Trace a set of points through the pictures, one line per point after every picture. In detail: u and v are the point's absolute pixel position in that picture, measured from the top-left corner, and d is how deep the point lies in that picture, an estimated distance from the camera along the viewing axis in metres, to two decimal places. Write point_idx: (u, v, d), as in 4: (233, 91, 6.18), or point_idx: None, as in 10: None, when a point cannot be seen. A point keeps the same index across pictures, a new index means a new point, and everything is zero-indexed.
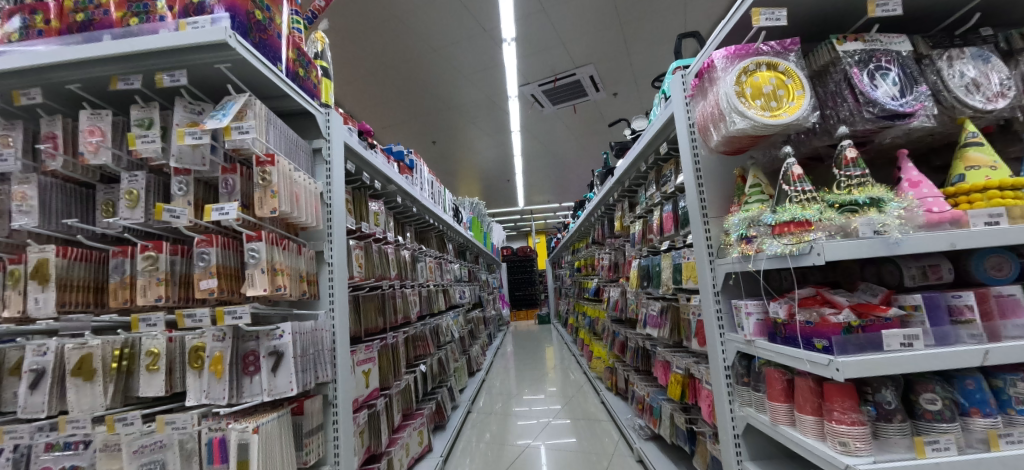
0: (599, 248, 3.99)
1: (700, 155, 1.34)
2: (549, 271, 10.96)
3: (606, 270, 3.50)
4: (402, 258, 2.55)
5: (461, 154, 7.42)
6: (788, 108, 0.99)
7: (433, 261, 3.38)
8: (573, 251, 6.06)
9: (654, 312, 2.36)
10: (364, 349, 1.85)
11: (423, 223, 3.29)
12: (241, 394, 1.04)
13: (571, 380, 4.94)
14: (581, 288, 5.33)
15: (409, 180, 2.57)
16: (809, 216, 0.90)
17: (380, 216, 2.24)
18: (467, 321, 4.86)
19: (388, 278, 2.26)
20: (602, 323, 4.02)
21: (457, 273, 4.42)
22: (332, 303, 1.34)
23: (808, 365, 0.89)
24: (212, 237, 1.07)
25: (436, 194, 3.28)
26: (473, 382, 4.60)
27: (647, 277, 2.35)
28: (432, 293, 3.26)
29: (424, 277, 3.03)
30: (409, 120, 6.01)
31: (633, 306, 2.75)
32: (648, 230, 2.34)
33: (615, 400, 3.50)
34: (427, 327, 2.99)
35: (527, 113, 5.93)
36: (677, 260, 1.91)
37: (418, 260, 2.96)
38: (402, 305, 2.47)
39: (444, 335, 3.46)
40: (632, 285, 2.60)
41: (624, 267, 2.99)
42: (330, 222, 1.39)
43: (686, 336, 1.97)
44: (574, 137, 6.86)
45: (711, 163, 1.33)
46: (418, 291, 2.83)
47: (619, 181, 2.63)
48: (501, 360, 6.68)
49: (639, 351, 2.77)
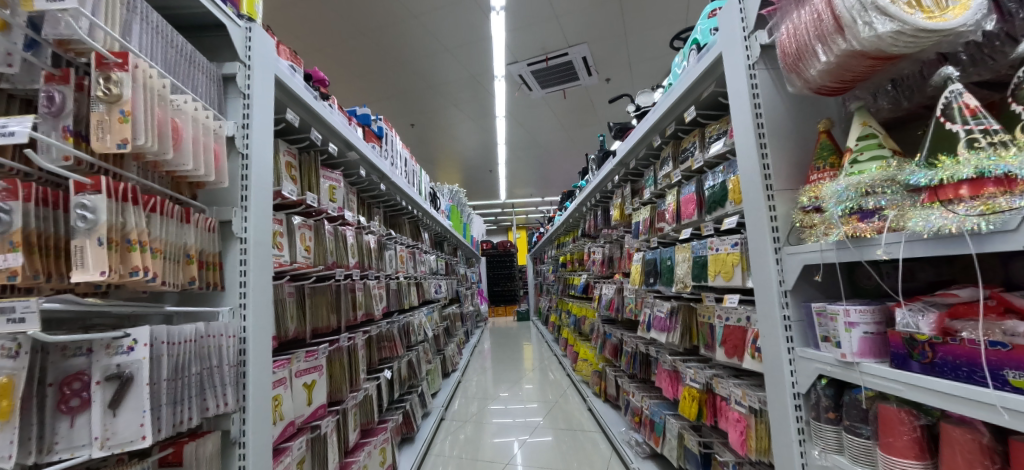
0: (590, 241, 3.65)
1: (765, 105, 0.98)
2: (530, 266, 10.62)
3: (598, 265, 3.15)
4: (364, 243, 2.13)
5: (441, 140, 6.96)
6: (949, 8, 0.63)
7: (404, 250, 2.96)
8: (558, 245, 5.71)
9: (661, 313, 2.00)
10: (306, 356, 1.44)
11: (393, 206, 2.86)
12: (49, 448, 0.61)
13: (553, 381, 4.60)
14: (566, 285, 4.99)
15: (376, 151, 2.15)
16: (1010, 169, 0.55)
17: (336, 190, 1.82)
18: (443, 318, 4.44)
19: (345, 266, 1.84)
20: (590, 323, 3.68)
21: (433, 265, 4.00)
22: (243, 297, 0.93)
23: (1007, 416, 0.55)
24: (18, 185, 0.63)
25: (410, 173, 2.86)
26: (448, 384, 4.19)
27: (654, 272, 2.00)
28: (402, 288, 2.85)
29: (393, 268, 2.61)
30: (384, 98, 5.52)
31: (633, 305, 2.40)
32: (656, 218, 1.99)
33: (604, 407, 3.16)
34: (395, 325, 2.57)
35: (514, 96, 5.53)
36: (700, 252, 1.57)
37: (386, 247, 2.55)
38: (363, 300, 2.05)
39: (416, 334, 3.04)
40: (633, 281, 2.25)
41: (622, 262, 2.64)
42: (246, 182, 0.97)
43: (706, 344, 1.63)
44: (561, 126, 6.50)
45: (779, 117, 0.98)
46: (384, 284, 2.41)
47: (623, 161, 2.28)
48: (478, 359, 6.29)
49: (638, 357, 2.43)
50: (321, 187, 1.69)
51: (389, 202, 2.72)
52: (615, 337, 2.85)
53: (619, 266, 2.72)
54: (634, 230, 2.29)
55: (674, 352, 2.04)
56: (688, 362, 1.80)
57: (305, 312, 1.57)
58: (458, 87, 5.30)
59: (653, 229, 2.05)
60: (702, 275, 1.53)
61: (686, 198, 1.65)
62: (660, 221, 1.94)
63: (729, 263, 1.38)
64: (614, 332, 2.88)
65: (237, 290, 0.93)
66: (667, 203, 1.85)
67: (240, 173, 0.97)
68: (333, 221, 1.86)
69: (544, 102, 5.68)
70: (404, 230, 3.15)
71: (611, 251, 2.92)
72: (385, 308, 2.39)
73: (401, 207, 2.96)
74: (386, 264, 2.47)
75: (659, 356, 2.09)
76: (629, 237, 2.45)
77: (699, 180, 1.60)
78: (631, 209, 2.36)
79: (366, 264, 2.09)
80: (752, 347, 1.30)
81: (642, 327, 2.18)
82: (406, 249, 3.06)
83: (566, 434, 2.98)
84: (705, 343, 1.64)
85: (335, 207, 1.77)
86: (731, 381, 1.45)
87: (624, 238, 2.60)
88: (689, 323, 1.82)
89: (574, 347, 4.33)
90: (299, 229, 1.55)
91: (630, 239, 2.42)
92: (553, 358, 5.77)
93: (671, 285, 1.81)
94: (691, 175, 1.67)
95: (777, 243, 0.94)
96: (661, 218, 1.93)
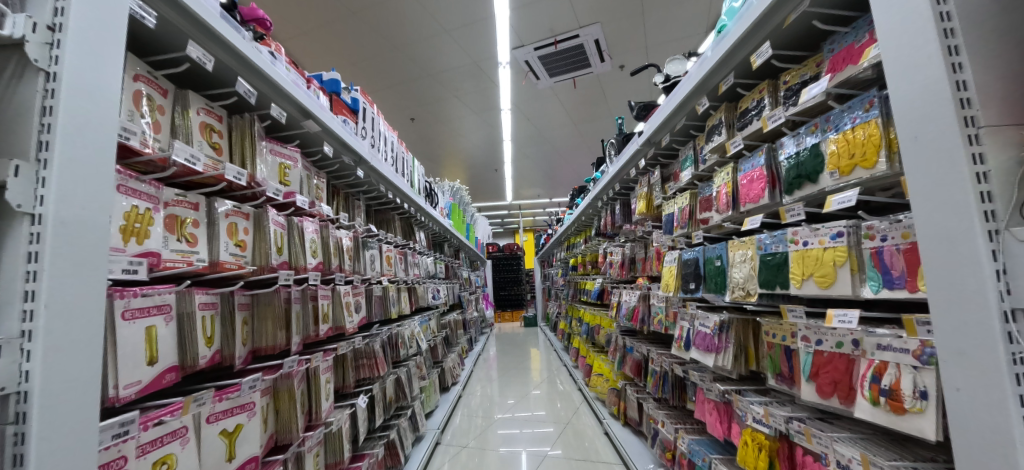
0: (605, 241, 3.22)
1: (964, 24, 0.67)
2: (537, 269, 10.17)
3: (616, 267, 2.72)
4: (336, 239, 1.74)
5: (443, 136, 6.57)
6: None
7: (393, 250, 2.55)
8: (568, 246, 5.27)
9: (702, 329, 1.58)
10: (220, 394, 1.03)
11: (376, 198, 2.45)
12: None
13: (562, 395, 4.15)
14: (577, 289, 4.55)
15: (350, 126, 1.75)
16: None
17: (292, 170, 1.42)
18: (442, 326, 4.03)
19: (305, 269, 1.44)
20: (605, 332, 3.23)
21: (430, 268, 3.59)
22: (29, 318, 0.56)
23: None
24: None
25: (396, 159, 2.46)
26: (447, 399, 3.77)
27: (696, 276, 1.56)
28: (390, 295, 2.43)
29: (376, 270, 2.20)
30: (382, 90, 5.16)
31: (664, 317, 1.96)
32: (698, 207, 1.57)
33: (624, 432, 2.71)
34: (379, 338, 2.16)
35: (520, 87, 5.14)
36: (772, 250, 1.14)
37: (368, 246, 2.14)
38: (331, 310, 1.65)
39: (408, 347, 2.64)
40: (664, 288, 1.82)
41: (648, 263, 2.21)
42: (50, 124, 0.59)
43: (779, 375, 1.20)
44: (570, 120, 6.09)
45: (991, 37, 0.65)
46: (362, 290, 2.00)
47: (651, 139, 1.85)
48: (483, 367, 5.86)
49: (668, 378, 1.99)
50: (264, 163, 1.29)
51: (372, 193, 2.32)
52: (638, 355, 2.40)
53: (644, 268, 2.29)
54: (665, 224, 1.86)
55: (721, 379, 1.60)
56: (749, 397, 1.35)
57: (234, 330, 1.16)
58: (461, 76, 4.92)
59: (694, 222, 1.62)
60: (778, 280, 1.11)
61: (746, 176, 1.22)
62: (705, 211, 1.51)
63: (828, 261, 0.96)
64: (636, 348, 2.44)
65: (20, 306, 0.56)
66: (716, 185, 1.43)
67: (42, 104, 0.60)
68: (289, 212, 1.46)
69: (552, 92, 5.27)
70: (393, 228, 2.74)
71: (633, 252, 2.48)
72: (363, 318, 1.98)
73: (389, 201, 2.55)
74: (367, 266, 2.06)
75: (701, 383, 1.64)
76: (658, 233, 2.01)
77: (768, 148, 1.17)
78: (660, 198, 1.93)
79: (337, 266, 1.69)
80: (871, 387, 0.88)
81: (677, 346, 1.74)
82: (396, 249, 2.65)
83: (580, 464, 2.54)
84: (778, 373, 1.20)
85: (289, 191, 1.37)
86: (829, 433, 1.02)
87: (651, 236, 2.16)
88: (744, 342, 1.45)
89: (587, 359, 3.89)
90: (225, 217, 1.15)
91: (659, 236, 1.98)
92: (562, 368, 5.32)
93: (723, 293, 1.38)
94: (755, 144, 1.25)
95: (992, 222, 0.62)
96: (708, 207, 1.50)
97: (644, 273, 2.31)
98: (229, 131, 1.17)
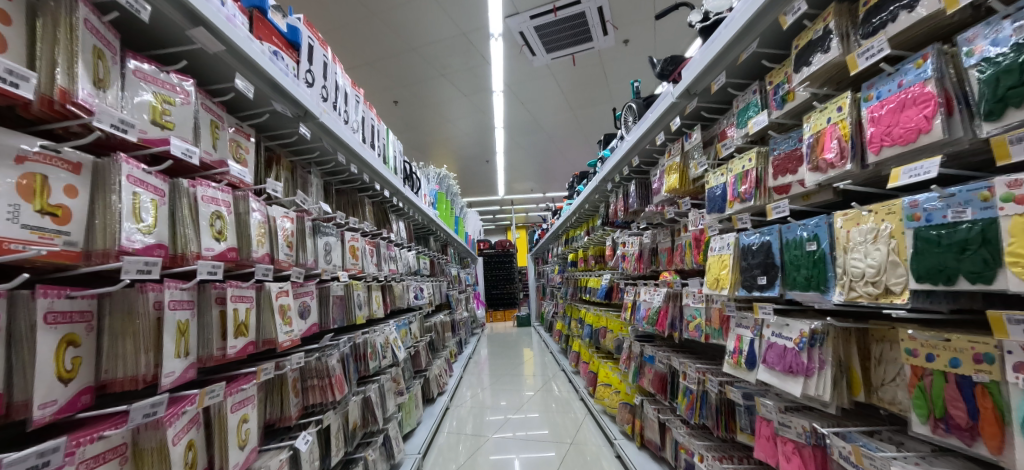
0: (614, 231, 2.76)
1: None
2: (530, 266, 9.71)
3: (632, 261, 2.24)
4: (265, 218, 1.24)
5: (431, 123, 6.04)
6: None
7: (361, 239, 2.05)
8: (567, 240, 4.80)
9: (775, 341, 1.11)
10: None
11: (334, 173, 1.94)
12: None
13: (562, 404, 3.69)
14: (578, 287, 4.10)
15: (286, 66, 1.27)
16: None
17: (176, 105, 0.93)
18: (426, 330, 3.53)
19: (200, 258, 0.96)
20: (614, 337, 2.77)
21: (412, 263, 3.09)
22: None
23: None
24: None
25: (364, 126, 1.98)
26: (432, 411, 3.28)
27: (770, 268, 1.10)
28: (356, 297, 1.93)
29: (333, 264, 1.69)
30: (362, 68, 4.61)
31: (710, 323, 1.49)
32: (772, 169, 1.11)
33: (641, 456, 2.25)
34: (336, 350, 1.66)
35: (513, 64, 4.65)
36: (947, 220, 0.69)
37: (323, 232, 1.65)
38: (254, 318, 1.15)
39: (379, 358, 2.14)
40: (709, 284, 1.35)
41: (680, 254, 1.73)
42: None
43: (950, 423, 0.74)
44: (567, 104, 5.64)
45: None
46: (309, 289, 1.50)
47: (695, 87, 1.38)
48: (474, 370, 5.38)
49: (710, 400, 1.52)
50: (115, 83, 0.80)
51: (328, 165, 1.82)
52: (663, 367, 1.93)
53: (674, 259, 1.81)
54: (708, 202, 1.39)
55: (797, 409, 1.14)
56: (869, 446, 0.90)
57: (34, 358, 0.67)
58: (448, 52, 4.41)
59: (763, 191, 1.15)
60: (969, 269, 0.66)
61: (892, 100, 0.77)
62: (788, 174, 1.05)
63: None
64: (660, 358, 1.97)
65: None
66: (808, 131, 0.97)
67: None
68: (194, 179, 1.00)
69: (549, 71, 4.81)
70: (362, 213, 2.23)
71: (656, 241, 2.01)
72: (310, 326, 1.48)
73: (353, 177, 2.04)
74: (318, 258, 1.57)
75: (767, 414, 1.18)
76: (696, 212, 1.54)
77: (939, 50, 0.72)
78: (701, 167, 1.45)
79: (266, 256, 1.19)
80: None
81: (729, 362, 1.27)
82: (365, 239, 2.15)
83: None
84: (944, 418, 0.75)
85: (163, 134, 0.88)
86: None
87: (683, 219, 1.69)
88: (843, 358, 1.00)
89: (591, 366, 3.41)
90: (15, 163, 0.65)
91: (700, 217, 1.51)
92: (559, 371, 4.87)
93: (831, 292, 0.92)
94: (900, 54, 0.79)
95: None
96: (794, 168, 1.04)
97: (672, 266, 1.83)
98: (29, 14, 0.68)
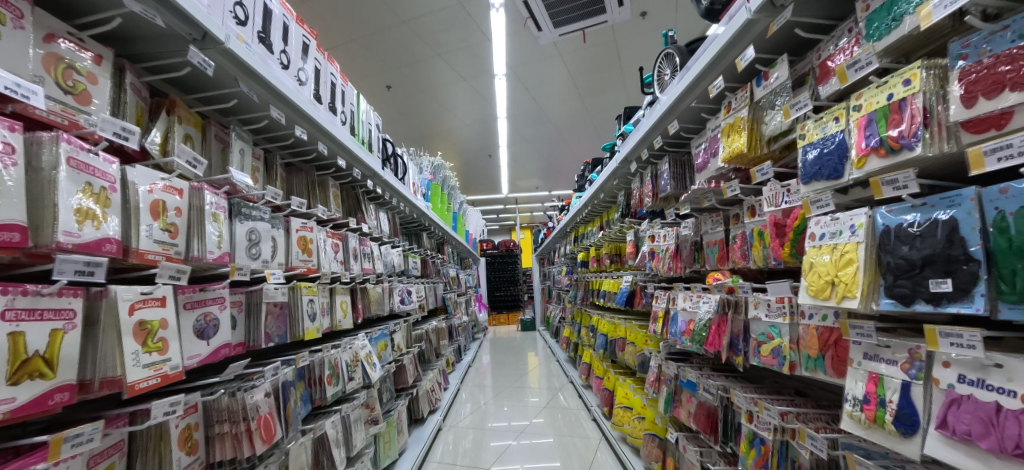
0: (638, 223, 2.28)
1: None
2: (536, 268, 9.22)
3: (663, 259, 1.74)
4: (115, 184, 0.78)
5: (429, 112, 5.58)
6: None
7: (317, 229, 1.57)
8: (575, 238, 4.33)
9: (972, 392, 0.63)
10: None
11: (278, 141, 1.46)
12: None
13: (571, 422, 3.19)
14: (589, 290, 3.63)
15: None
16: None
17: None
18: (416, 339, 3.06)
19: None
20: (635, 351, 2.28)
21: (397, 263, 2.63)
22: None
23: None
24: None
25: (321, 81, 1.51)
26: (422, 433, 2.81)
27: (961, 265, 0.63)
28: (308, 302, 1.45)
29: (266, 259, 1.22)
30: (348, 47, 4.15)
31: (802, 346, 1.02)
32: (960, 90, 0.63)
33: None
34: (267, 378, 1.18)
35: (516, 41, 4.19)
36: None
37: (249, 214, 1.17)
38: (70, 347, 0.68)
39: (342, 381, 1.67)
40: (810, 292, 0.87)
41: (743, 247, 1.25)
42: None
43: None
44: (576, 90, 5.17)
45: None
46: (211, 295, 1.02)
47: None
48: (474, 379, 4.90)
49: (799, 459, 1.03)
50: None
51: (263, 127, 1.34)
52: (711, 400, 1.44)
53: (732, 256, 1.33)
54: (803, 168, 0.92)
55: None
56: None
57: None
58: (442, 26, 3.94)
59: (938, 130, 0.67)
60: None
61: None
62: (1010, 91, 0.58)
63: None
64: (706, 386, 1.48)
65: None
66: None
67: None
68: None
69: (556, 50, 4.34)
70: (326, 198, 1.75)
71: (700, 232, 1.52)
72: (210, 350, 1.00)
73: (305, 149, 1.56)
74: (232, 250, 1.09)
75: None
76: (778, 185, 1.05)
77: None
78: (794, 112, 0.95)
79: (108, 242, 0.73)
80: None
81: (857, 418, 0.79)
82: (326, 229, 1.67)
83: None
84: None
85: None
86: None
87: (751, 196, 1.20)
88: None
89: (605, 383, 2.92)
90: None
91: (787, 191, 1.02)
92: (566, 381, 4.37)
93: None
94: None
95: None
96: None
97: (729, 264, 1.35)
98: None
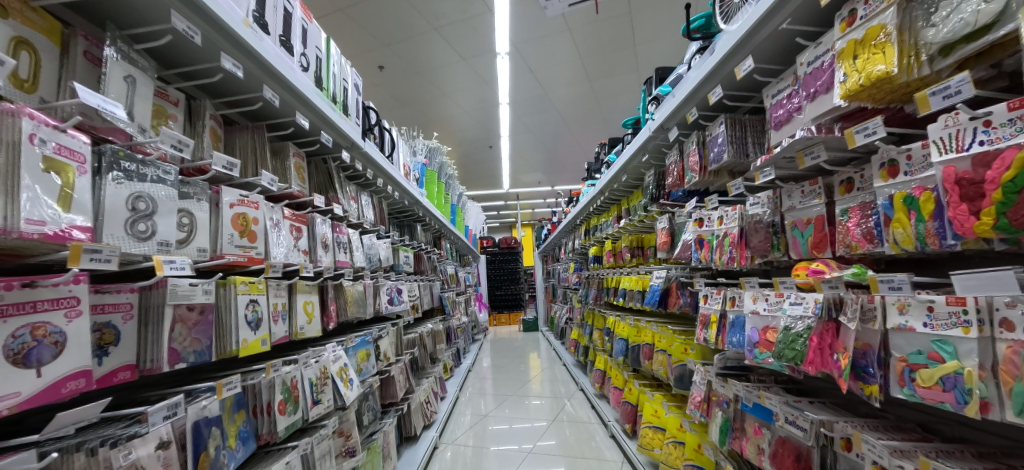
0: (673, 206, 1.89)
1: None
2: (538, 266, 8.82)
3: (717, 249, 1.34)
4: None
5: (426, 97, 5.17)
6: None
7: (265, 207, 1.18)
8: (585, 231, 3.95)
9: None
10: None
11: (204, 79, 1.06)
12: None
13: (585, 436, 2.80)
14: (603, 289, 3.24)
15: None
16: None
17: None
18: (407, 345, 2.66)
19: None
20: (668, 362, 1.89)
21: (384, 256, 2.23)
22: None
23: None
24: None
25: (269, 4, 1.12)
26: (415, 454, 2.40)
27: None
28: (247, 305, 1.05)
29: (169, 240, 0.82)
30: (334, 19, 3.72)
31: (1008, 377, 0.63)
32: None
33: None
34: (166, 421, 0.77)
35: (521, 14, 3.78)
36: None
37: (136, 173, 0.78)
38: None
39: (301, 407, 1.27)
40: None
41: (869, 225, 0.87)
42: None
43: None
44: (585, 71, 4.77)
45: None
46: (49, 295, 0.63)
47: None
48: (474, 384, 4.50)
49: None
50: None
51: (175, 51, 0.94)
52: (802, 438, 1.03)
53: (842, 239, 0.93)
54: None
55: None
56: None
57: None
58: None
59: None
60: None
61: None
62: None
63: None
64: (793, 418, 1.07)
65: None
66: None
67: None
68: None
69: (565, 23, 3.94)
70: (283, 168, 1.35)
71: (780, 208, 1.12)
72: (40, 387, 0.61)
73: (249, 98, 1.16)
74: (98, 222, 0.70)
75: None
76: (966, 116, 0.66)
77: None
78: None
79: None
80: None
81: None
82: (281, 208, 1.27)
83: None
84: None
85: None
86: None
87: (892, 145, 0.80)
88: None
89: (625, 395, 2.52)
90: None
91: (987, 125, 0.64)
92: (575, 389, 3.97)
93: None
94: None
95: None
96: None
97: (837, 251, 0.96)
98: None
